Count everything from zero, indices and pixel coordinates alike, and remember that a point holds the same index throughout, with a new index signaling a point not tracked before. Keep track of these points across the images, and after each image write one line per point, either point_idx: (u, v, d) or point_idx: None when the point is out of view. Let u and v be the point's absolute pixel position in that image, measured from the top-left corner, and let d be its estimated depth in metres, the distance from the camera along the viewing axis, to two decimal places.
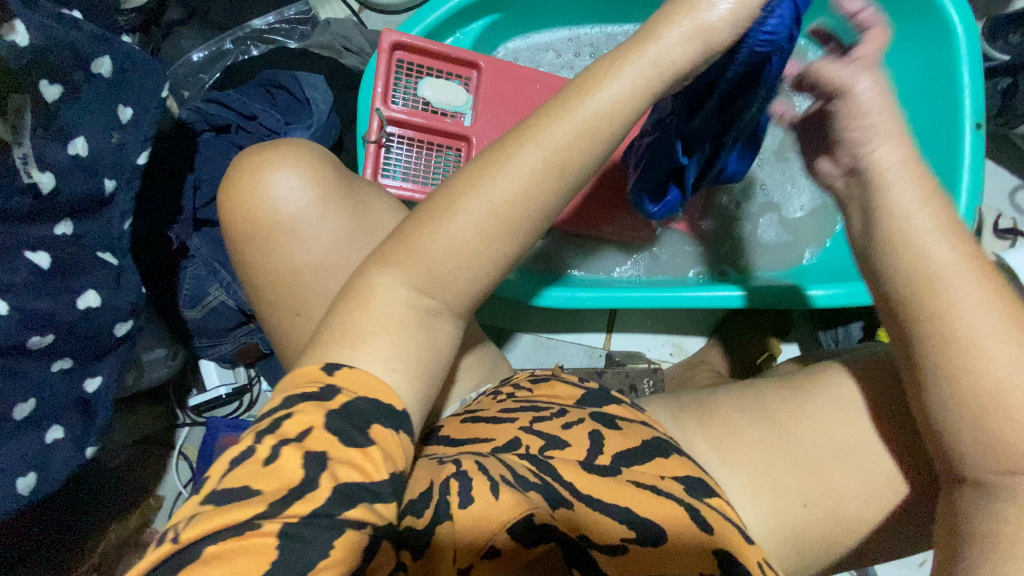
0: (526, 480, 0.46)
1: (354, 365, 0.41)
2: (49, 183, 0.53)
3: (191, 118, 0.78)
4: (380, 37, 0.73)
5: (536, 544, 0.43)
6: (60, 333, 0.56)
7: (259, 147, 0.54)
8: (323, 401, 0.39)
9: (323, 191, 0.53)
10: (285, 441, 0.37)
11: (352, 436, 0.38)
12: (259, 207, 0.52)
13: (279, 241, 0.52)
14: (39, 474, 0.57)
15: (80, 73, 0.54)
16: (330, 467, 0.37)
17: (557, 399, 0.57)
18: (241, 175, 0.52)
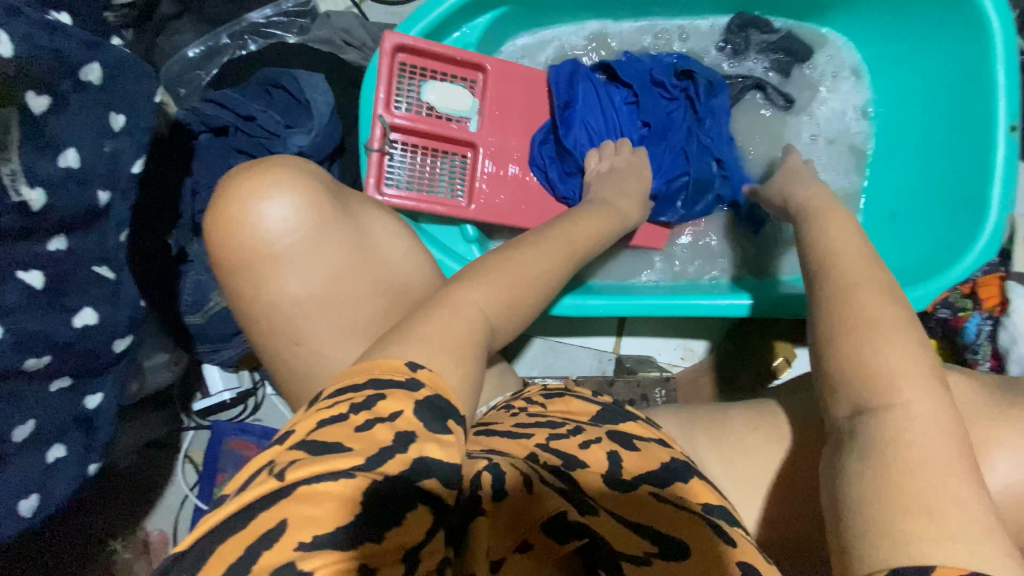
0: (554, 484, 0.45)
1: (434, 368, 0.39)
2: (40, 200, 0.51)
3: (189, 119, 0.76)
4: (382, 40, 0.70)
5: (567, 541, 0.43)
6: (56, 353, 0.54)
7: (247, 172, 0.53)
8: (409, 391, 0.36)
9: (320, 215, 0.54)
10: (376, 418, 0.35)
11: (435, 423, 0.36)
12: (256, 236, 0.52)
13: (281, 265, 0.53)
14: (42, 494, 0.56)
15: (69, 82, 0.52)
16: (419, 444, 0.35)
17: (572, 415, 0.55)
18: (230, 203, 0.52)
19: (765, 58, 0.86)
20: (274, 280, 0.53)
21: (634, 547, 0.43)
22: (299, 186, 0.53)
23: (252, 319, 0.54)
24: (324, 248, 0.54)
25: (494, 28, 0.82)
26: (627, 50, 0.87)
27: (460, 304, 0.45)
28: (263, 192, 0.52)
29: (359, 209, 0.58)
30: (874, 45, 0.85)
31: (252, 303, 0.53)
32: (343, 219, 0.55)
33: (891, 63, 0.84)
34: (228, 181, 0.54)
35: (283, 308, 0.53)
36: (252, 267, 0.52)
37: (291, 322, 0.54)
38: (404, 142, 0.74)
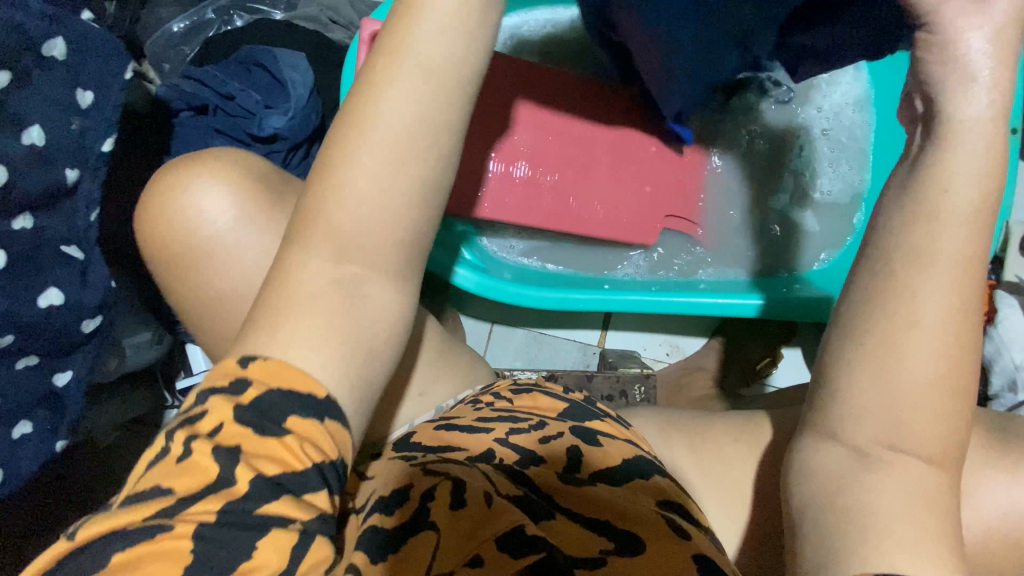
0: (506, 489, 0.44)
1: (269, 356, 0.36)
2: (2, 177, 0.50)
3: (170, 96, 0.73)
4: (361, 27, 0.68)
5: (522, 554, 0.38)
6: (20, 333, 0.54)
7: (165, 170, 0.54)
8: (230, 399, 0.35)
9: (261, 204, 0.53)
10: (194, 436, 0.35)
11: (267, 428, 0.35)
12: (183, 229, 0.52)
13: (216, 259, 0.52)
14: (7, 470, 0.56)
15: (31, 58, 0.51)
16: (245, 460, 0.35)
17: (538, 410, 0.55)
18: (152, 202, 0.53)
19: None
20: (223, 271, 0.52)
21: (591, 550, 0.41)
22: (208, 175, 0.52)
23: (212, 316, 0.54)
24: (249, 234, 0.52)
25: None
26: None
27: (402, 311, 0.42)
28: (200, 181, 0.52)
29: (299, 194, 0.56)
30: None
31: (203, 298, 0.53)
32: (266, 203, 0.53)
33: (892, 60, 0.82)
34: (166, 176, 0.54)
35: (225, 300, 0.53)
36: (197, 261, 0.52)
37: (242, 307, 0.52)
38: None
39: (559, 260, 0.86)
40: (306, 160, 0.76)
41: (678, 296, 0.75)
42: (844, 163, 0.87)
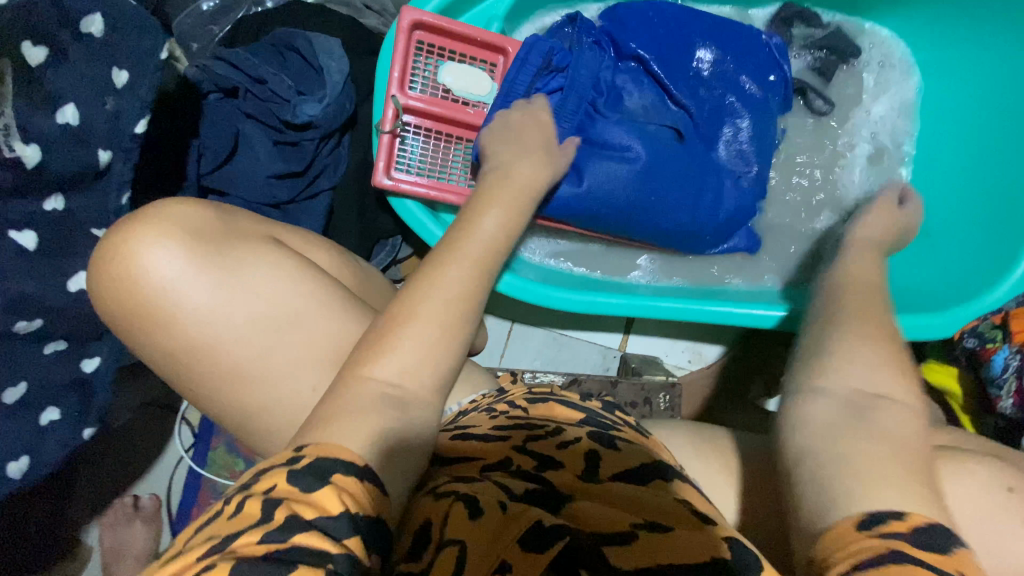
0: (523, 494, 0.42)
1: (320, 440, 0.37)
2: (35, 157, 0.49)
3: (198, 77, 0.71)
4: (399, 15, 0.66)
5: (548, 547, 0.35)
6: (49, 317, 0.54)
7: (117, 227, 0.48)
8: (290, 467, 0.35)
9: (219, 255, 0.48)
10: (251, 497, 0.33)
11: (311, 483, 0.34)
12: (145, 281, 0.46)
13: (186, 306, 0.47)
14: (32, 456, 0.55)
15: (68, 33, 0.49)
16: (285, 504, 0.32)
17: (556, 418, 0.53)
18: (111, 262, 0.47)
19: (808, 54, 0.78)
20: (188, 330, 0.47)
21: (611, 529, 0.39)
22: (170, 225, 0.47)
23: (194, 363, 0.48)
24: (218, 274, 0.47)
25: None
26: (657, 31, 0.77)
27: (435, 336, 0.44)
28: (153, 237, 0.46)
29: (264, 237, 0.52)
30: (927, 48, 0.77)
31: (183, 345, 0.48)
32: (224, 247, 0.49)
33: (944, 69, 0.76)
34: (110, 233, 0.48)
35: (208, 341, 0.47)
36: (162, 319, 0.47)
37: (231, 337, 0.48)
38: (417, 124, 0.70)
39: (580, 266, 0.84)
40: (337, 150, 0.74)
41: (692, 303, 0.74)
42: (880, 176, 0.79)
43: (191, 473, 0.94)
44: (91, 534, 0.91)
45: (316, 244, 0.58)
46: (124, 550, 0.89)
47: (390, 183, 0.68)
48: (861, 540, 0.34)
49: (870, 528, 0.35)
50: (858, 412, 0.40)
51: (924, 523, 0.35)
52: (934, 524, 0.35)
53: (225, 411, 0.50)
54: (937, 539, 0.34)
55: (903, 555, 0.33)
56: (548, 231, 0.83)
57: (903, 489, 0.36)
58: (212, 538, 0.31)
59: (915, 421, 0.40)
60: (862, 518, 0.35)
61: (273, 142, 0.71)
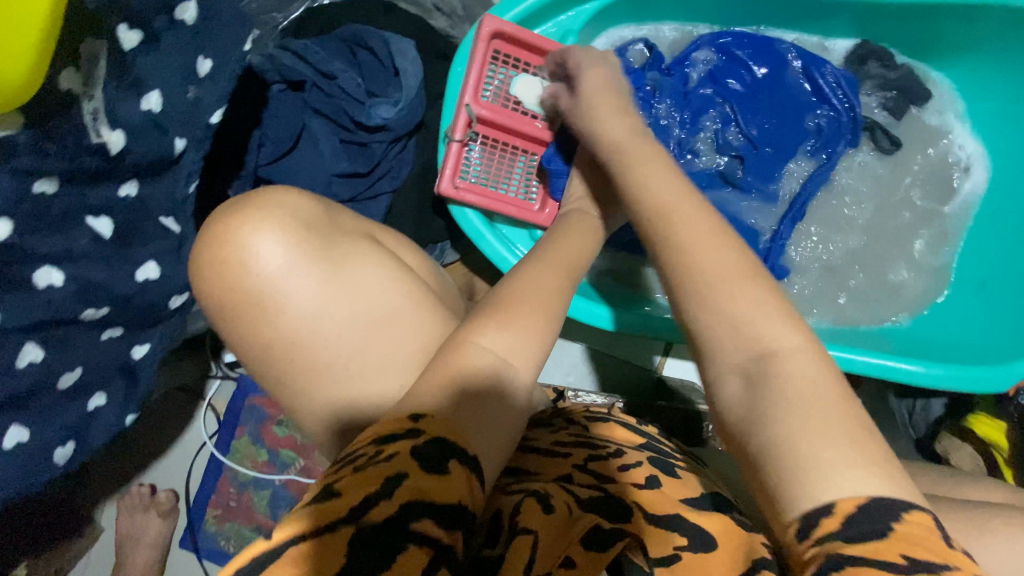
0: (585, 499, 0.40)
1: (434, 414, 0.35)
2: (119, 143, 0.48)
3: (263, 66, 0.69)
4: (480, 23, 0.65)
5: (608, 548, 0.37)
6: (115, 306, 0.52)
7: (226, 209, 0.46)
8: (415, 441, 0.33)
9: (326, 250, 0.47)
10: (364, 467, 0.31)
11: (434, 464, 0.32)
12: (249, 269, 0.44)
13: (285, 300, 0.45)
14: (77, 442, 0.53)
15: (162, 19, 0.48)
16: (406, 485, 0.30)
17: (618, 440, 0.50)
18: (216, 246, 0.45)
19: (877, 95, 0.78)
20: (287, 323, 0.45)
21: (660, 548, 0.38)
22: (281, 214, 0.46)
23: (281, 356, 0.46)
24: (321, 271, 0.46)
25: (602, 17, 0.75)
26: (731, 56, 0.75)
27: (515, 350, 0.42)
28: (258, 225, 0.45)
29: (363, 235, 0.51)
30: (997, 98, 0.75)
31: (275, 341, 0.46)
32: (330, 243, 0.47)
33: (1015, 125, 0.74)
34: (215, 215, 0.47)
35: (302, 338, 0.46)
36: (260, 310, 0.45)
37: (326, 338, 0.46)
38: (484, 134, 0.69)
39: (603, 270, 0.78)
40: (403, 153, 0.73)
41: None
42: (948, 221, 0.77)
43: (210, 461, 0.92)
44: (105, 513, 0.91)
45: (406, 247, 0.57)
46: (137, 537, 0.87)
47: (455, 192, 0.67)
48: (808, 551, 0.30)
49: (806, 535, 0.30)
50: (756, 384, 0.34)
51: (857, 506, 0.29)
52: (873, 499, 0.30)
53: (298, 409, 0.49)
54: (877, 519, 0.29)
55: (841, 559, 0.28)
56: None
57: (838, 468, 0.31)
58: (333, 499, 0.30)
59: (814, 358, 0.35)
60: (797, 524, 0.30)
61: (340, 140, 0.71)
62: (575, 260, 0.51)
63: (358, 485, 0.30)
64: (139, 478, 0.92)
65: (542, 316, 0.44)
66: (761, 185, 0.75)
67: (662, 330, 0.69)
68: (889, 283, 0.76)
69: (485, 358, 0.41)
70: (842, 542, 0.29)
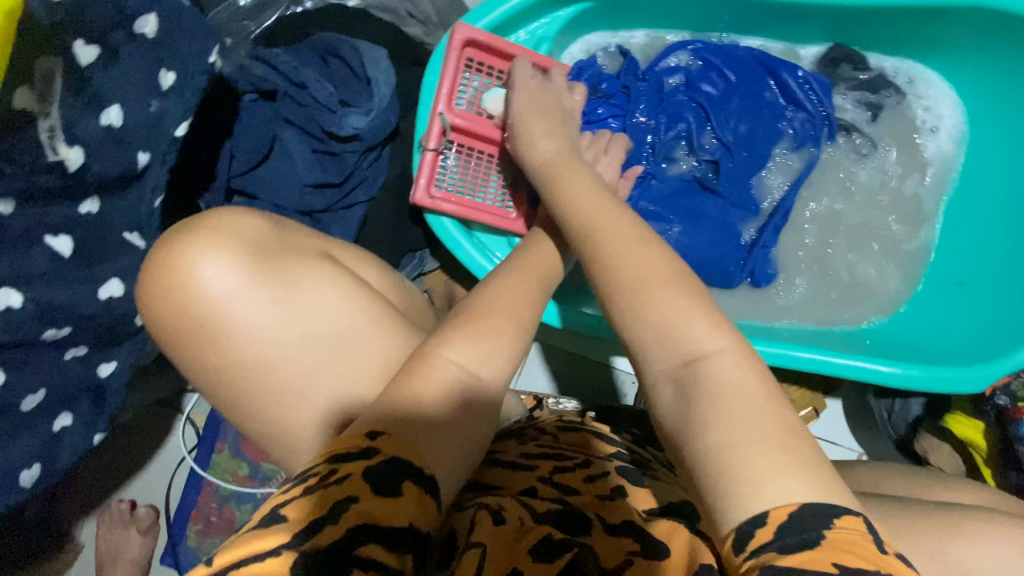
0: (546, 515, 0.40)
1: (393, 432, 0.36)
2: (77, 160, 0.47)
3: (235, 75, 0.68)
4: (452, 31, 0.64)
5: (557, 558, 0.35)
6: (78, 324, 0.51)
7: (176, 233, 0.45)
8: (369, 461, 0.33)
9: (277, 271, 0.46)
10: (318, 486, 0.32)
11: (386, 484, 0.32)
12: (200, 294, 0.44)
13: (239, 324, 0.44)
14: (44, 464, 0.52)
15: (121, 33, 0.47)
16: (355, 506, 0.30)
17: (586, 450, 0.50)
18: (165, 272, 0.44)
19: (852, 96, 0.78)
20: (241, 347, 0.45)
21: (614, 558, 0.37)
22: (230, 236, 0.45)
23: (241, 378, 0.46)
24: (275, 292, 0.45)
25: (575, 23, 0.75)
26: (704, 60, 0.76)
27: (481, 363, 0.42)
28: (207, 249, 0.44)
29: (318, 252, 0.50)
30: (971, 98, 0.75)
31: (231, 366, 0.45)
32: (283, 263, 0.47)
33: (988, 127, 0.74)
34: (162, 239, 0.46)
35: (258, 361, 0.45)
36: (214, 335, 0.44)
37: (284, 359, 0.46)
38: (460, 143, 0.69)
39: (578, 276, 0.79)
40: (378, 162, 0.73)
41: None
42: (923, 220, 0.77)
43: (191, 475, 0.91)
44: (85, 529, 0.89)
45: (366, 260, 0.56)
46: (118, 554, 0.86)
47: (431, 201, 0.66)
48: (743, 565, 0.30)
49: (745, 548, 0.31)
50: (683, 392, 0.37)
51: (790, 514, 0.31)
52: (807, 507, 0.31)
53: (260, 432, 0.48)
54: (807, 528, 0.30)
55: (775, 568, 0.29)
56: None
57: (767, 479, 0.32)
58: (280, 524, 0.30)
59: (740, 361, 0.37)
60: (736, 535, 0.31)
61: (312, 150, 0.70)
62: (546, 268, 0.51)
63: (310, 506, 0.30)
64: (117, 493, 0.90)
65: (512, 327, 0.44)
66: (737, 188, 0.75)
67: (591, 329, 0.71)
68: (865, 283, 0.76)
69: (446, 369, 0.40)
70: (777, 553, 0.29)
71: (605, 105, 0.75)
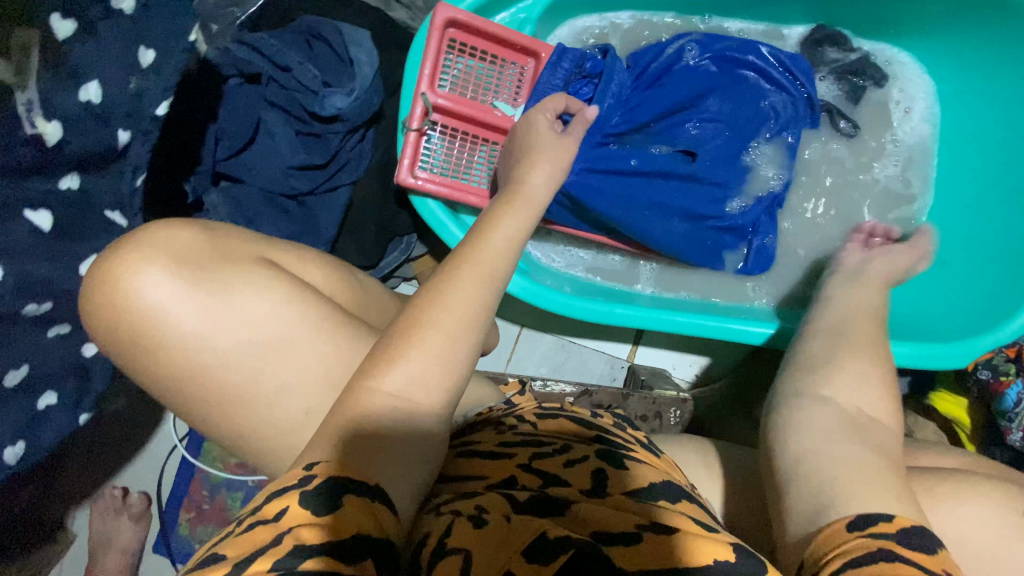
0: (526, 501, 0.39)
1: (323, 460, 0.36)
2: (56, 135, 0.47)
3: (219, 60, 0.69)
4: (434, 12, 0.65)
5: (553, 559, 0.33)
6: (59, 300, 0.52)
7: (110, 251, 0.47)
8: (305, 487, 0.33)
9: (209, 278, 0.47)
10: (263, 521, 0.32)
11: (325, 501, 0.33)
12: (137, 309, 0.45)
13: (176, 333, 0.46)
14: (28, 442, 0.53)
15: (98, 8, 0.47)
16: (293, 532, 0.31)
17: (563, 435, 0.50)
18: (100, 289, 0.46)
19: (834, 79, 0.78)
20: (186, 354, 0.46)
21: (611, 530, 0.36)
22: (157, 249, 0.47)
23: (193, 382, 0.47)
24: (214, 296, 0.47)
25: (559, 7, 0.75)
26: (689, 40, 0.76)
27: (417, 385, 0.40)
28: (137, 263, 0.45)
29: (253, 257, 0.50)
30: (952, 78, 0.76)
31: (183, 370, 0.47)
32: (210, 268, 0.48)
33: (969, 107, 0.75)
34: (99, 256, 0.47)
35: (207, 365, 0.47)
36: (160, 346, 0.46)
37: (235, 354, 0.47)
38: (443, 124, 0.69)
39: (564, 261, 0.80)
40: (361, 144, 0.73)
41: (706, 320, 0.70)
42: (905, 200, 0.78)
43: (182, 464, 0.91)
44: (78, 520, 0.89)
45: (310, 261, 0.56)
46: (109, 540, 0.86)
47: (414, 183, 0.66)
48: (851, 540, 0.34)
49: (859, 528, 0.35)
50: (837, 437, 0.40)
51: (909, 526, 0.35)
52: (916, 525, 0.35)
53: (228, 427, 0.49)
54: (923, 539, 0.34)
55: (889, 554, 0.33)
56: (540, 233, 0.80)
57: (880, 490, 0.37)
58: (217, 564, 0.30)
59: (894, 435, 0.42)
60: (852, 520, 0.35)
61: (295, 132, 0.70)
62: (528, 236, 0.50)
63: (248, 543, 0.31)
64: (107, 480, 0.91)
65: (442, 338, 0.41)
66: (728, 168, 0.73)
67: (575, 312, 0.71)
68: None
69: (395, 382, 0.40)
70: (897, 543, 0.34)
71: (589, 85, 0.73)
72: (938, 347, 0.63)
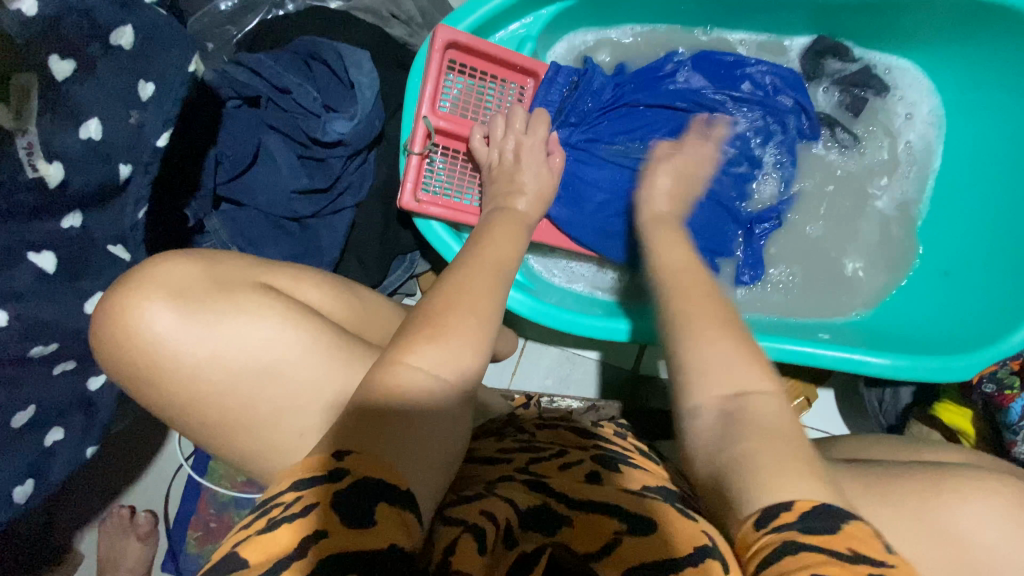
0: (527, 512, 0.38)
1: (362, 450, 0.32)
2: (58, 176, 0.47)
3: (217, 82, 0.67)
4: (434, 34, 0.64)
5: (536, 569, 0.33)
6: (65, 340, 0.51)
7: (120, 283, 0.47)
8: (336, 485, 0.30)
9: (214, 311, 0.47)
10: (289, 519, 0.29)
11: (354, 511, 0.29)
12: (146, 345, 0.45)
13: (179, 365, 0.46)
14: (37, 480, 0.52)
15: (96, 46, 0.46)
16: (325, 543, 0.28)
17: (562, 441, 0.49)
18: (107, 324, 0.46)
19: (836, 89, 0.78)
20: (194, 382, 0.46)
21: (591, 542, 0.35)
22: (166, 284, 0.46)
23: (200, 409, 0.47)
24: (222, 327, 0.46)
25: (559, 22, 0.75)
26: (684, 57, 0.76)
27: (440, 370, 0.38)
28: (144, 299, 0.45)
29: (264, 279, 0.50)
30: (955, 88, 0.76)
31: (189, 397, 0.46)
32: (218, 299, 0.47)
33: (970, 115, 0.75)
34: (109, 288, 0.47)
35: (217, 396, 0.46)
36: (166, 375, 0.46)
37: (240, 385, 0.47)
38: (444, 146, 0.69)
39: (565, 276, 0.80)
40: (363, 166, 0.73)
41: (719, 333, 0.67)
42: (905, 208, 0.78)
43: (189, 484, 0.92)
44: (85, 540, 0.89)
45: (310, 281, 0.55)
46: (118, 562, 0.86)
47: (417, 206, 0.66)
48: (758, 539, 0.32)
49: (765, 525, 0.32)
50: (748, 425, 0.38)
51: (813, 508, 0.32)
52: (823, 505, 0.32)
53: (240, 457, 0.49)
54: (829, 519, 0.32)
55: (794, 546, 0.31)
56: (543, 248, 0.80)
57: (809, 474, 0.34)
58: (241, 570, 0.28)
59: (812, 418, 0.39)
60: (759, 515, 0.33)
61: (297, 156, 0.69)
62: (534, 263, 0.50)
63: (268, 548, 0.29)
64: (115, 500, 0.90)
65: (469, 321, 0.40)
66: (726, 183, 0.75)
67: (581, 330, 0.70)
68: (851, 275, 0.77)
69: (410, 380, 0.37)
70: (799, 532, 0.31)
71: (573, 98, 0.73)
72: (943, 360, 0.64)
